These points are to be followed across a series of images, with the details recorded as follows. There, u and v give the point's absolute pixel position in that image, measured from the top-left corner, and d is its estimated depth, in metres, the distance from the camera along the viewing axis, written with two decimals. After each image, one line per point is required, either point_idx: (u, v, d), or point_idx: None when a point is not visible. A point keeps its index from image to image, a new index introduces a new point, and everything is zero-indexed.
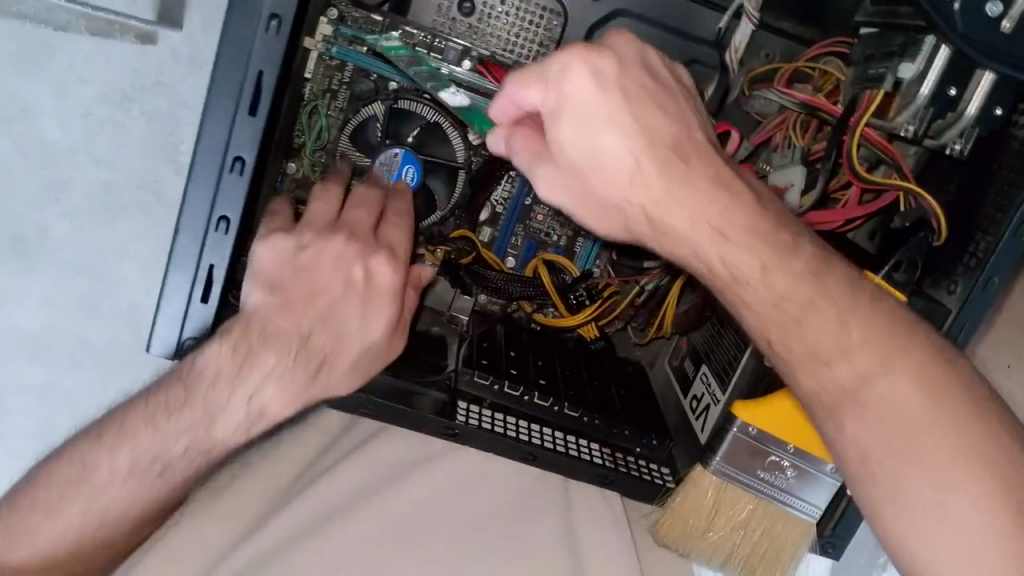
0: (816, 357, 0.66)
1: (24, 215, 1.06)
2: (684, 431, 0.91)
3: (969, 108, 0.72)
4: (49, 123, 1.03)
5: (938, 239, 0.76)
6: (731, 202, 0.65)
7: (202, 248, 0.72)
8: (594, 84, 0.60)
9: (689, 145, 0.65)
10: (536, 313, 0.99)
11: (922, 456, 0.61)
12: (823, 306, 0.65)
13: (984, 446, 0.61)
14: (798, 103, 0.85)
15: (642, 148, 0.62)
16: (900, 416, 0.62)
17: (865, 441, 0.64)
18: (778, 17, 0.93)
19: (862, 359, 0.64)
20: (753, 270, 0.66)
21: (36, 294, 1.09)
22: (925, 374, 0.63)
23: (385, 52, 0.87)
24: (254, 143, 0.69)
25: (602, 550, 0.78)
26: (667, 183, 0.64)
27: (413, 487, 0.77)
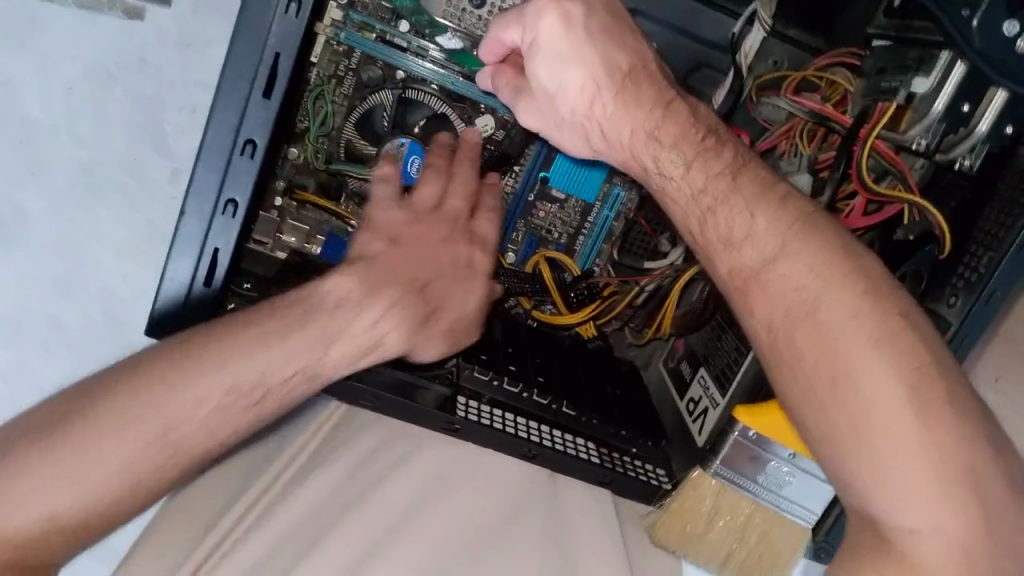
0: (726, 241, 0.65)
1: (0, 192, 1.02)
2: (679, 435, 0.91)
3: (980, 124, 0.74)
4: (29, 98, 0.99)
5: (941, 253, 0.77)
6: (671, 118, 0.68)
7: (207, 232, 0.70)
8: (559, 22, 0.65)
9: (643, 74, 0.69)
10: (534, 310, 0.99)
11: (823, 334, 0.60)
12: (734, 198, 0.65)
13: (888, 326, 0.59)
14: (808, 112, 0.85)
15: (602, 79, 0.67)
16: (803, 294, 0.61)
17: (769, 322, 0.62)
18: (786, 24, 0.93)
19: (766, 239, 0.63)
20: (676, 166, 0.68)
21: (8, 277, 1.04)
22: (827, 253, 0.62)
23: (394, 39, 0.85)
24: (266, 128, 0.68)
25: (601, 545, 0.72)
26: (623, 110, 0.68)
27: (401, 478, 0.72)
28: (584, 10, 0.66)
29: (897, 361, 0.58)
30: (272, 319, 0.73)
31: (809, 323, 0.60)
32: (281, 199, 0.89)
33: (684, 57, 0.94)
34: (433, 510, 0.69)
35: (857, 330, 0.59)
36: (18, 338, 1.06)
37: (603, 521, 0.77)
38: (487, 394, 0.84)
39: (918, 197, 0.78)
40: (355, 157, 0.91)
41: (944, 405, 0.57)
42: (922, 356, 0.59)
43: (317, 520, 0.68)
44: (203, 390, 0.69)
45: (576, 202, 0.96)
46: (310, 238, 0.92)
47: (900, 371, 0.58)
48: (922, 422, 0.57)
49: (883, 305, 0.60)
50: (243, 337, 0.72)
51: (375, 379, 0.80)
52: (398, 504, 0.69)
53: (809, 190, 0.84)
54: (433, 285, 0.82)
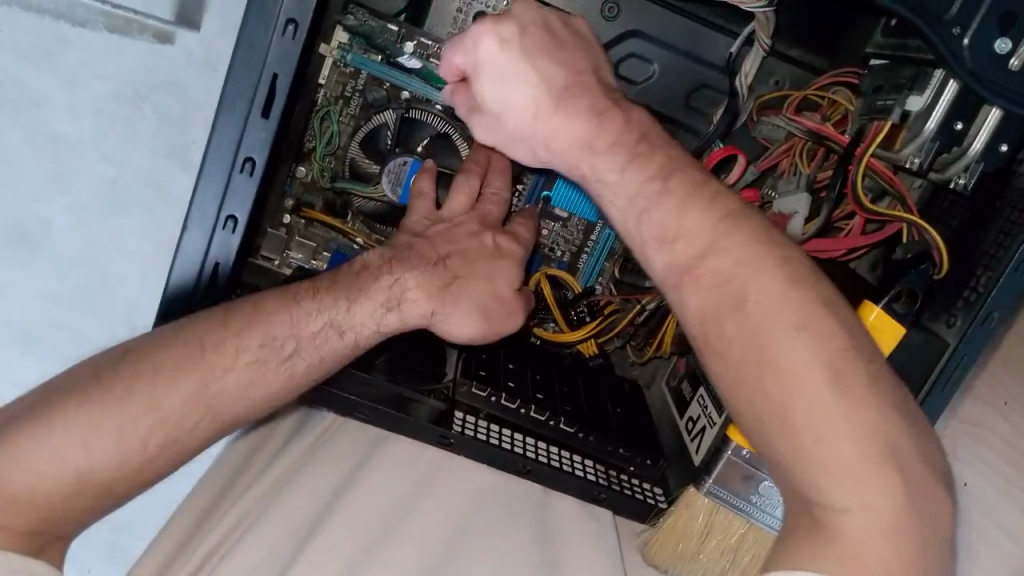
0: (660, 239, 0.70)
1: (29, 207, 1.07)
2: (678, 454, 0.91)
3: (974, 143, 0.73)
4: (60, 117, 1.03)
5: (938, 273, 0.76)
6: (609, 123, 0.73)
7: (208, 245, 0.73)
8: (496, 47, 0.72)
9: (579, 86, 0.74)
10: (536, 327, 0.99)
11: (750, 324, 0.65)
12: (664, 199, 0.70)
13: (808, 312, 0.65)
14: (807, 131, 0.85)
15: (540, 93, 0.73)
16: (733, 286, 0.66)
17: (701, 316, 0.67)
18: (788, 44, 0.95)
19: (696, 237, 0.68)
20: (612, 172, 0.73)
21: (34, 289, 1.11)
22: (751, 247, 0.67)
23: (399, 62, 0.88)
24: (265, 145, 0.70)
25: (586, 554, 0.74)
26: (565, 119, 0.73)
27: (392, 475, 0.75)
28: (517, 32, 0.72)
29: (814, 344, 0.64)
30: (259, 323, 0.75)
31: (748, 321, 0.65)
32: (290, 216, 0.93)
33: (686, 77, 0.96)
34: (422, 513, 0.72)
35: (777, 320, 0.64)
36: (34, 344, 1.14)
37: (601, 536, 0.78)
38: (483, 409, 0.85)
39: (916, 216, 0.78)
40: (360, 176, 0.92)
41: (861, 382, 0.63)
42: (836, 337, 0.64)
43: (304, 523, 0.70)
44: (194, 388, 0.71)
45: (578, 220, 0.97)
46: (318, 254, 0.95)
47: (819, 356, 0.63)
48: (840, 398, 0.62)
49: (803, 293, 0.66)
50: (231, 343, 0.73)
51: (371, 393, 0.81)
52: (382, 505, 0.72)
53: (806, 212, 0.84)
54: (455, 258, 0.84)
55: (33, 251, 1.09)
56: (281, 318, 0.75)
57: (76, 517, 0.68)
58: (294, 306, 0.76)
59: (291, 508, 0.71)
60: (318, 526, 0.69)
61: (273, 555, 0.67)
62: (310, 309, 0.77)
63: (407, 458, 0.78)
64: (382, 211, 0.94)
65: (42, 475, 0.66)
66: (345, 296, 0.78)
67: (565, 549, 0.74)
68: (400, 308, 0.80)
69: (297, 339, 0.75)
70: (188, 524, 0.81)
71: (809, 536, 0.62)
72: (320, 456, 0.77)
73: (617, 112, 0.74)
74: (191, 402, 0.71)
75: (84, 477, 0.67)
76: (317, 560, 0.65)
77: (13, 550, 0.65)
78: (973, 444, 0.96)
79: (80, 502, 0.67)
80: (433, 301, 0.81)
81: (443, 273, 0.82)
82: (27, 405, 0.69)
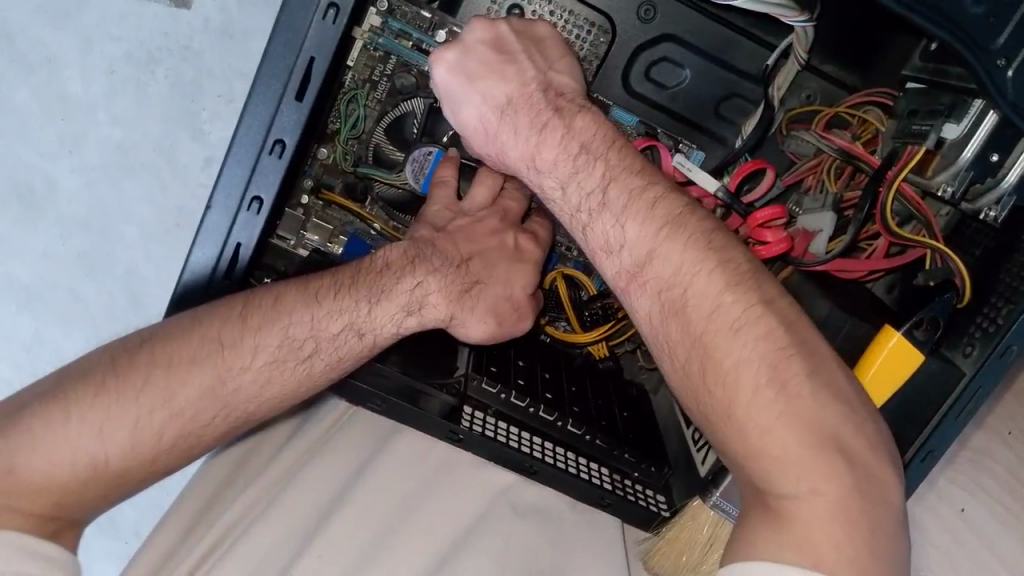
0: (606, 249, 0.74)
1: (36, 163, 1.05)
2: (684, 463, 0.91)
3: (1008, 175, 0.72)
4: (72, 77, 1.02)
5: (960, 300, 0.76)
6: (550, 136, 0.77)
7: (232, 226, 0.71)
8: (445, 71, 0.78)
9: (524, 100, 0.78)
10: (547, 326, 0.98)
11: (692, 328, 0.69)
12: (606, 212, 0.74)
13: (767, 318, 0.68)
14: (838, 149, 0.85)
15: (485, 112, 0.78)
16: (674, 290, 0.70)
17: (650, 318, 0.72)
18: (823, 59, 0.94)
19: (639, 244, 0.72)
20: (555, 190, 0.77)
21: (37, 248, 1.10)
22: (691, 250, 0.70)
23: (430, 49, 0.87)
24: (296, 128, 0.69)
25: (589, 563, 0.77)
26: (512, 134, 0.78)
27: (401, 471, 0.77)
28: (459, 54, 0.78)
29: (755, 343, 0.67)
30: (276, 311, 0.74)
31: (719, 334, 0.68)
32: (308, 197, 0.89)
33: (717, 84, 0.96)
34: (427, 506, 0.76)
35: (717, 322, 0.68)
36: (33, 302, 1.12)
37: (597, 530, 0.81)
38: (493, 405, 0.84)
39: (940, 242, 0.78)
40: (383, 162, 0.91)
41: (802, 380, 0.65)
42: (778, 334, 0.67)
43: (314, 519, 0.75)
44: (210, 383, 0.71)
45: None
46: (333, 238, 0.91)
47: (759, 354, 0.66)
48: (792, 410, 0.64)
49: (744, 296, 0.68)
50: (244, 329, 0.73)
51: (383, 383, 0.80)
52: (390, 502, 0.75)
53: (832, 231, 0.83)
54: (476, 261, 0.85)
55: (38, 210, 1.08)
56: (297, 303, 0.75)
57: (89, 500, 0.67)
58: (307, 292, 0.76)
59: (298, 517, 0.75)
60: (326, 520, 0.74)
61: (276, 553, 0.72)
62: (329, 298, 0.76)
63: (414, 455, 0.79)
64: (404, 199, 0.93)
65: (57, 456, 0.66)
66: (366, 296, 0.77)
67: (569, 552, 0.77)
68: (421, 311, 0.80)
69: (317, 340, 0.74)
70: (197, 508, 0.82)
71: (778, 537, 0.62)
72: (325, 448, 0.80)
73: (558, 122, 0.77)
74: (205, 395, 0.71)
75: (97, 457, 0.67)
76: (324, 560, 0.70)
77: (22, 528, 0.64)
78: (978, 473, 0.96)
79: (95, 485, 0.67)
80: (452, 303, 0.81)
81: (464, 277, 0.83)
82: (45, 388, 0.69)
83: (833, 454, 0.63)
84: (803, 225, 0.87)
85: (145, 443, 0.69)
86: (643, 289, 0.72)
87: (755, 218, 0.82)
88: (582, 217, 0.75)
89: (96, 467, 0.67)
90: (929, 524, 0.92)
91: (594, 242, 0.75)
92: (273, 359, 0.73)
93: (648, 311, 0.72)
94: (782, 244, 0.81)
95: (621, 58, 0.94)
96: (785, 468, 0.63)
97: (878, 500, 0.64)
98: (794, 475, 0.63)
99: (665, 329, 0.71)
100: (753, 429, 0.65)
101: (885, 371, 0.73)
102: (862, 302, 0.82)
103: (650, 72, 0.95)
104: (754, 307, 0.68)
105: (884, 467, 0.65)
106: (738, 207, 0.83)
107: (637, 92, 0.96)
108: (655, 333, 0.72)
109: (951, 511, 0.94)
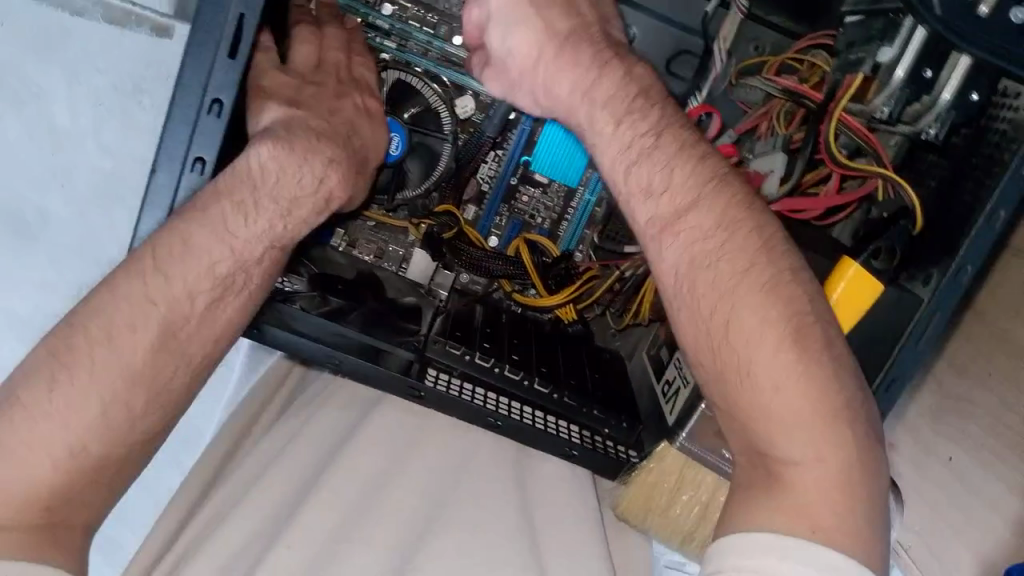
0: (646, 191, 0.68)
1: (27, 198, 0.94)
2: (654, 416, 0.90)
3: (944, 91, 0.74)
4: (59, 108, 0.91)
5: (915, 229, 0.75)
6: (608, 74, 0.72)
7: (176, 191, 0.71)
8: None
9: (584, 36, 0.73)
10: (516, 292, 1.00)
11: (725, 280, 0.64)
12: (657, 154, 0.69)
13: (778, 278, 0.65)
14: (783, 91, 0.85)
15: (541, 42, 0.73)
16: (712, 240, 0.66)
17: (676, 269, 0.66)
18: (767, 11, 0.95)
19: (681, 191, 0.67)
20: (607, 124, 0.71)
21: (29, 282, 0.98)
22: (733, 208, 0.67)
23: (377, 22, 0.92)
24: (232, 86, 0.69)
25: (579, 531, 0.75)
26: (566, 71, 0.72)
27: (374, 449, 0.75)
28: None
29: (781, 307, 0.63)
30: (284, 219, 0.74)
31: (739, 284, 0.64)
32: None
33: None
34: (407, 482, 0.73)
35: (752, 278, 0.64)
36: None
37: (572, 497, 0.79)
38: (457, 365, 0.85)
39: (892, 171, 0.77)
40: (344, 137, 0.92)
41: (822, 349, 0.63)
42: (801, 303, 0.64)
43: (285, 515, 0.70)
44: (183, 363, 0.68)
45: (559, 187, 0.99)
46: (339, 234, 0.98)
47: (786, 317, 0.63)
48: (801, 362, 0.62)
49: (774, 259, 0.66)
50: (268, 251, 0.73)
51: (340, 342, 0.80)
52: (368, 480, 0.73)
53: (783, 171, 0.84)
54: None
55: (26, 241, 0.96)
56: (308, 202, 0.75)
57: (74, 503, 0.61)
58: (303, 181, 0.75)
59: (270, 516, 0.70)
60: (301, 506, 0.70)
61: (247, 549, 0.68)
62: (334, 190, 0.78)
63: (385, 433, 0.77)
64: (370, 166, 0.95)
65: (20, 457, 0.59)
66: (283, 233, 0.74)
67: (542, 536, 0.73)
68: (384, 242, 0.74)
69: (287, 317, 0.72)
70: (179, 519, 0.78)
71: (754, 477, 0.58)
72: (297, 436, 0.78)
73: (619, 63, 0.72)
74: (174, 374, 0.68)
75: (66, 451, 0.61)
76: (297, 542, 0.66)
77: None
78: None
79: (78, 482, 0.61)
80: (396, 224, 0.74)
81: None
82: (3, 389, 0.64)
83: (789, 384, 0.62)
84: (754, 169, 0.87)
85: (117, 433, 0.64)
86: (678, 238, 0.67)
87: None
88: (629, 154, 0.69)
89: (77, 463, 0.61)
90: (921, 482, 0.90)
91: (633, 184, 0.69)
92: (258, 330, 0.77)
93: (674, 261, 0.66)
94: None
95: None
96: (787, 425, 0.61)
97: (866, 456, 0.62)
98: (793, 436, 0.61)
99: (690, 281, 0.66)
100: (768, 386, 0.62)
101: (848, 299, 0.72)
102: (810, 236, 0.82)
103: None
104: (768, 264, 0.65)
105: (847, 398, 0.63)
106: None
107: None
108: (678, 286, 0.66)
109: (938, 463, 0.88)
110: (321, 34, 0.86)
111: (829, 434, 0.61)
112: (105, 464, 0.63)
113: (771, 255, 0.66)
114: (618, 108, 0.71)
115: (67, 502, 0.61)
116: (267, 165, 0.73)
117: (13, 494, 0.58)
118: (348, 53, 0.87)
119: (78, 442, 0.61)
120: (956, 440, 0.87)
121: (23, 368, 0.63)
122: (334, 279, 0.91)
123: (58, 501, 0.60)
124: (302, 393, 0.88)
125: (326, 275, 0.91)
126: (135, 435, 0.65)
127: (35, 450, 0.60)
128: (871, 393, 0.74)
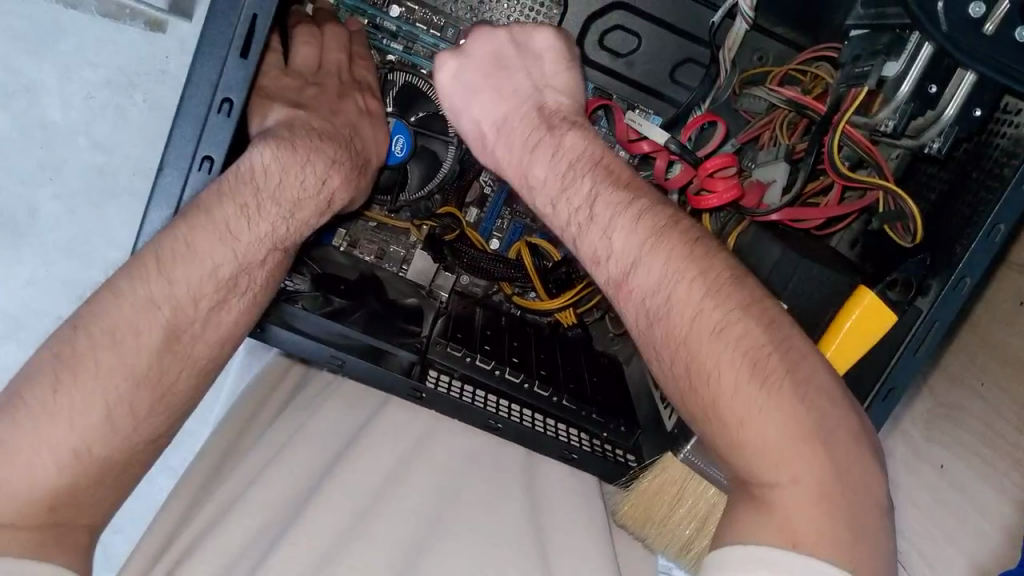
0: (593, 261, 0.71)
1: (18, 193, 1.02)
2: (653, 424, 0.91)
3: (949, 107, 0.73)
4: (51, 104, 0.99)
5: (911, 240, 0.78)
6: (541, 153, 0.76)
7: (184, 188, 0.71)
8: (447, 75, 0.80)
9: (516, 116, 0.78)
10: (516, 296, 1.01)
11: (675, 333, 0.66)
12: (593, 226, 0.71)
13: (731, 315, 0.65)
14: (787, 101, 0.87)
15: (483, 124, 0.79)
16: (658, 297, 0.67)
17: (637, 324, 0.69)
18: (773, 21, 0.96)
19: (623, 255, 0.69)
20: (546, 207, 0.75)
21: (21, 277, 1.06)
22: (675, 260, 0.67)
23: (385, 23, 0.93)
24: (243, 86, 0.69)
25: (584, 535, 0.75)
26: (505, 148, 0.78)
27: (379, 448, 0.75)
28: (460, 61, 0.80)
29: (735, 344, 0.64)
30: (286, 221, 0.74)
31: (688, 333, 0.65)
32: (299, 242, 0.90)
33: (672, 49, 0.97)
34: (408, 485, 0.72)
35: (698, 326, 0.65)
36: (19, 331, 1.09)
37: (579, 501, 0.79)
38: (457, 368, 0.85)
39: (891, 183, 0.79)
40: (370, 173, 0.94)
41: (782, 373, 0.63)
42: (756, 336, 0.64)
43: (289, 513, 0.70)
44: (187, 363, 0.68)
45: None
46: (343, 237, 0.98)
47: (740, 351, 0.63)
48: (763, 394, 0.62)
49: (723, 300, 0.66)
50: (270, 253, 0.73)
51: (346, 345, 0.79)
52: (371, 487, 0.72)
53: (785, 181, 0.85)
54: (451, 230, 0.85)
55: (22, 238, 1.05)
56: (310, 203, 0.76)
57: (76, 504, 0.61)
58: (305, 182, 0.76)
59: (276, 514, 0.70)
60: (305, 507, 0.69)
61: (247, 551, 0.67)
62: (335, 192, 0.78)
63: (392, 431, 0.77)
64: (391, 182, 0.93)
65: (23, 458, 0.59)
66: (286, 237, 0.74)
67: (548, 537, 0.73)
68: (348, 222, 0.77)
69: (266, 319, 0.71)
70: (175, 519, 0.77)
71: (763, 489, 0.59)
72: (297, 435, 0.78)
73: (549, 141, 0.76)
74: (179, 375, 0.67)
75: (68, 451, 0.60)
76: (301, 543, 0.65)
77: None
78: None
79: (80, 484, 0.61)
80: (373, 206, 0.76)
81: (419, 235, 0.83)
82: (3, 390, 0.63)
83: (798, 392, 0.62)
84: (757, 178, 0.88)
85: (121, 433, 0.63)
86: (631, 298, 0.69)
87: (707, 167, 0.84)
88: (571, 230, 0.73)
89: (80, 464, 0.61)
90: (914, 489, 0.90)
91: (583, 253, 0.72)
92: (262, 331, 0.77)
93: (633, 320, 0.69)
94: (732, 191, 0.83)
95: (575, 29, 0.97)
96: (779, 447, 0.60)
97: (852, 474, 0.60)
98: (777, 456, 0.60)
99: (648, 336, 0.68)
100: (732, 421, 0.62)
101: (858, 330, 0.73)
102: (812, 247, 0.83)
103: (604, 40, 0.97)
104: (716, 307, 0.65)
105: (848, 408, 0.63)
106: (691, 158, 0.85)
107: (592, 61, 0.98)
108: (641, 340, 0.69)
109: (931, 468, 0.89)
110: (320, 34, 0.87)
111: (820, 450, 0.60)
112: (108, 465, 0.63)
113: (717, 296, 0.66)
114: (553, 191, 0.74)
115: (72, 504, 0.60)
116: (270, 166, 0.73)
117: (17, 495, 0.58)
118: (350, 53, 0.88)
119: (83, 444, 0.61)
120: (949, 448, 0.87)
121: (26, 371, 0.63)
122: (335, 280, 0.92)
123: (62, 502, 0.60)
124: (304, 389, 0.88)
125: (328, 275, 0.92)
126: (139, 437, 0.64)
127: (40, 450, 0.59)
128: (869, 399, 0.74)
